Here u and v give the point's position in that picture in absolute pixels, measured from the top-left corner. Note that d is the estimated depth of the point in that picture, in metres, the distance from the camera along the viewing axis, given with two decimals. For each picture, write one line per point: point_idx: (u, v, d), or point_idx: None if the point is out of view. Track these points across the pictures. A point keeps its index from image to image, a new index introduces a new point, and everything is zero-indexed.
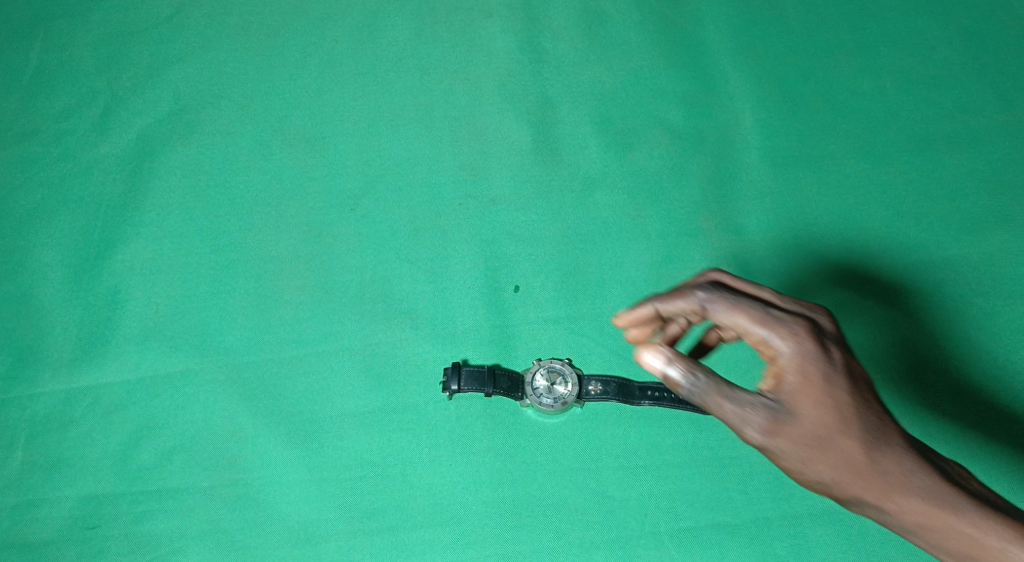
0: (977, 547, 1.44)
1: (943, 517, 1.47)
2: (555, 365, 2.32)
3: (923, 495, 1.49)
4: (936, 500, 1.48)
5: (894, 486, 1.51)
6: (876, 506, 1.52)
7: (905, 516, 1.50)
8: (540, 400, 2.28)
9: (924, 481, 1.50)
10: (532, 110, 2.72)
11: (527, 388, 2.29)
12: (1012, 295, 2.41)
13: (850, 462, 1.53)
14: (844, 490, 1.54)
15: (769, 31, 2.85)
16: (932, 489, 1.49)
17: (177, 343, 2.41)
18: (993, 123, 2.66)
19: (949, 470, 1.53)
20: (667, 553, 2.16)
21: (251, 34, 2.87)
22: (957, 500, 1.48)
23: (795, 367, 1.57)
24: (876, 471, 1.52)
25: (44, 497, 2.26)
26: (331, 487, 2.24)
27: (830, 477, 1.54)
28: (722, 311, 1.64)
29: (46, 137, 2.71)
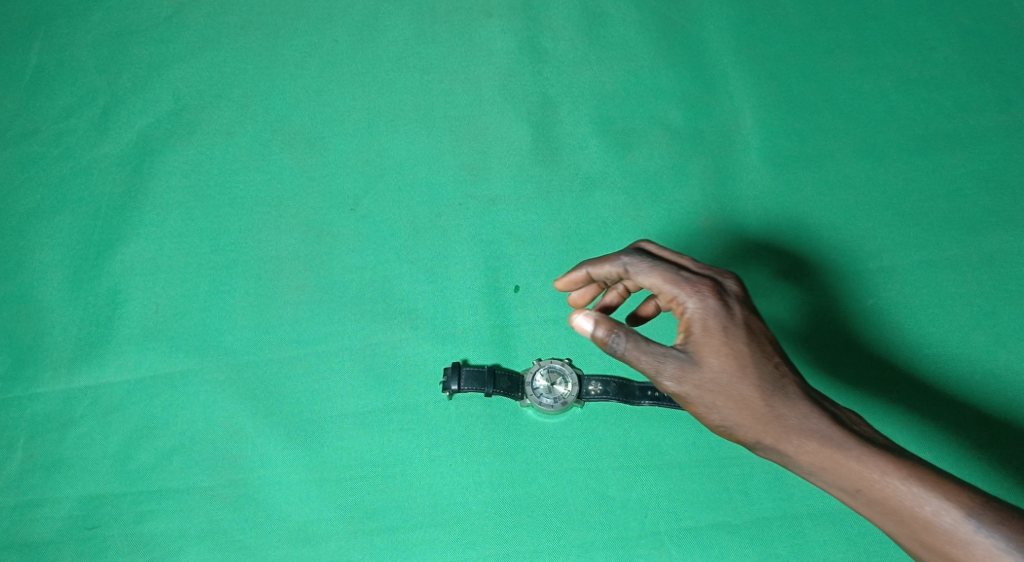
0: (855, 474, 1.60)
1: (828, 451, 1.64)
2: (554, 365, 2.32)
3: (810, 432, 1.67)
4: (823, 435, 1.66)
5: (786, 425, 1.68)
6: (771, 442, 1.69)
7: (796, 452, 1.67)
8: (540, 400, 2.28)
9: (812, 420, 1.68)
10: (532, 110, 2.72)
11: (527, 388, 2.29)
12: (1011, 295, 2.42)
13: (747, 403, 1.71)
14: (745, 431, 1.71)
15: (769, 31, 2.85)
16: (819, 426, 1.67)
17: (178, 343, 2.41)
18: (993, 123, 2.67)
19: (839, 415, 1.70)
20: (667, 553, 2.16)
21: (251, 35, 2.87)
22: (841, 436, 1.65)
23: (699, 320, 1.78)
24: (771, 411, 1.70)
25: (44, 497, 2.26)
26: (331, 488, 2.24)
27: (730, 418, 1.72)
28: (642, 272, 1.88)
29: (46, 137, 2.70)
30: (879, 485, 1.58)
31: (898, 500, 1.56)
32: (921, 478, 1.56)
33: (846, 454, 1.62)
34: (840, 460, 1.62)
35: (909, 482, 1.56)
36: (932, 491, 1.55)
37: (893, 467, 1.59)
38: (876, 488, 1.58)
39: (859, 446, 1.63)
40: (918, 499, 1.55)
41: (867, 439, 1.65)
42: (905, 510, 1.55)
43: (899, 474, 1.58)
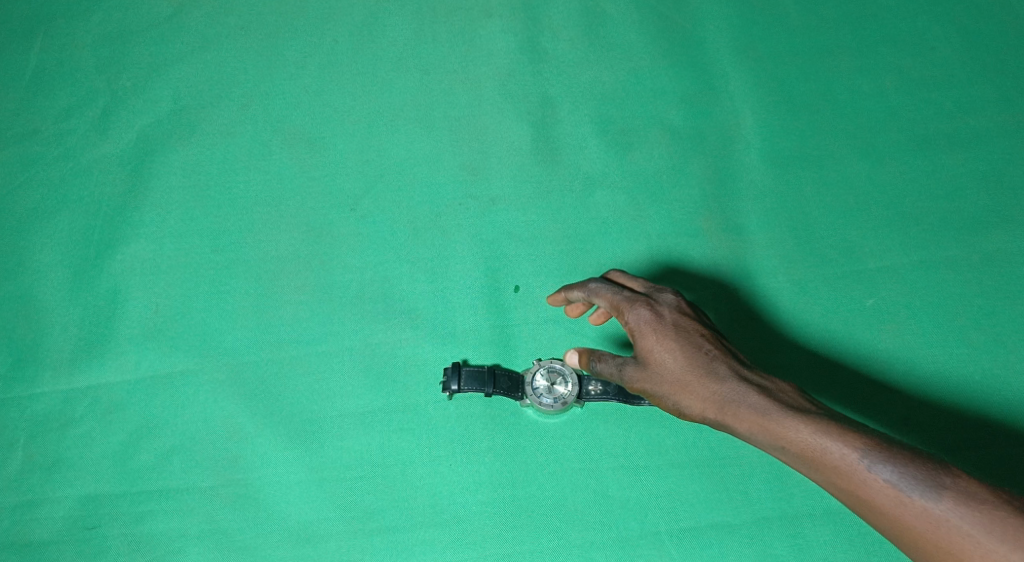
0: (778, 433, 1.67)
1: (755, 414, 1.71)
2: (554, 365, 2.32)
3: (737, 400, 1.74)
4: (748, 400, 1.73)
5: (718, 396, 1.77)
6: (706, 415, 1.78)
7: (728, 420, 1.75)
8: (540, 400, 2.27)
9: (738, 389, 1.76)
10: (532, 110, 2.72)
11: (527, 388, 2.28)
12: (1011, 295, 2.42)
13: (682, 382, 1.82)
14: (685, 409, 1.82)
15: (769, 31, 2.85)
16: (744, 393, 1.75)
17: (178, 343, 2.41)
18: (993, 123, 2.67)
19: (766, 384, 1.77)
20: (667, 553, 2.17)
21: (251, 35, 2.86)
22: (765, 399, 1.72)
23: (638, 326, 1.92)
24: (700, 386, 1.80)
25: (44, 497, 2.26)
26: (331, 488, 2.24)
27: (672, 399, 1.83)
28: (597, 297, 2.07)
29: (46, 137, 2.70)
30: (799, 439, 1.64)
31: (817, 451, 1.61)
32: (835, 427, 1.63)
33: (768, 415, 1.69)
34: (764, 421, 1.69)
35: (825, 433, 1.62)
36: (846, 437, 1.60)
37: (809, 420, 1.65)
38: (796, 444, 1.64)
39: (779, 406, 1.70)
40: (834, 446, 1.60)
41: (789, 400, 1.72)
42: (823, 459, 1.61)
43: (816, 426, 1.64)
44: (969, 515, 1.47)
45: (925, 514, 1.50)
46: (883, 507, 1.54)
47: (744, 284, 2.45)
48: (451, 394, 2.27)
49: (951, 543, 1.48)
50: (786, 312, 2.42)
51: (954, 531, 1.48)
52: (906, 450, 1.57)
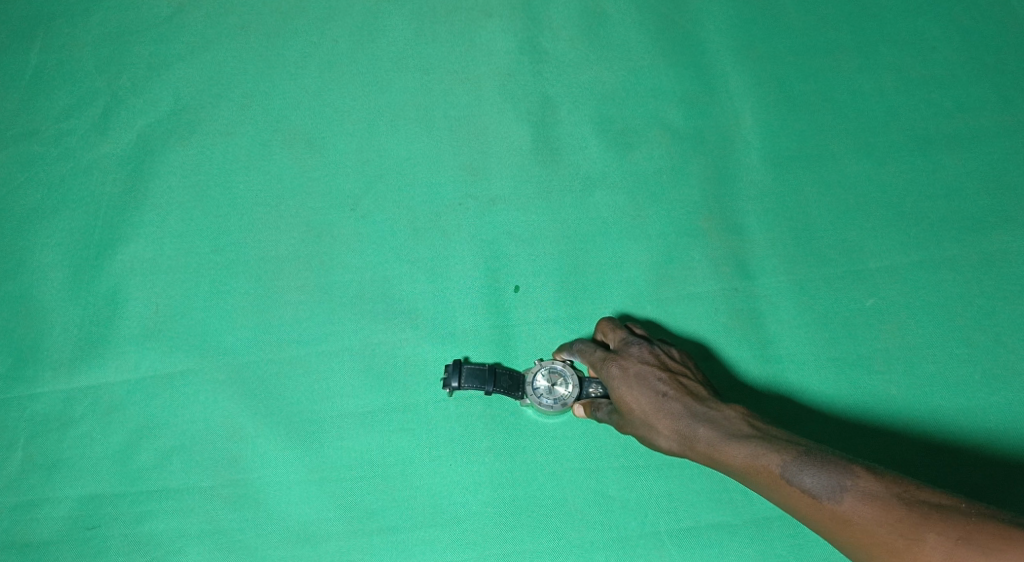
0: (721, 458, 1.82)
1: (698, 445, 1.86)
2: (553, 364, 2.28)
3: (681, 434, 1.89)
4: (690, 431, 1.88)
5: (667, 430, 1.92)
6: (670, 450, 1.94)
7: (685, 453, 1.91)
8: (540, 400, 2.25)
9: (681, 421, 1.90)
10: (532, 111, 2.71)
11: (527, 388, 2.26)
12: (1011, 295, 2.43)
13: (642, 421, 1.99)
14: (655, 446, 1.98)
15: (769, 31, 2.85)
16: (686, 425, 1.89)
17: (177, 342, 2.41)
18: (992, 123, 2.67)
19: (709, 413, 1.89)
20: (667, 552, 2.18)
21: (251, 34, 2.85)
22: (701, 427, 1.86)
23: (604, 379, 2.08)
24: (654, 422, 1.94)
25: (44, 497, 2.26)
26: (331, 488, 2.24)
27: (642, 440, 2.01)
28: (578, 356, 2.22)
29: (47, 137, 2.70)
30: (736, 463, 1.78)
31: (751, 471, 1.75)
32: (762, 447, 1.75)
33: (710, 443, 1.84)
34: (708, 449, 1.84)
35: (754, 455, 1.75)
36: (769, 457, 1.73)
37: (743, 442, 1.79)
38: (736, 466, 1.79)
39: (718, 433, 1.84)
40: (762, 465, 1.73)
41: (733, 427, 1.84)
42: (757, 477, 1.74)
43: (747, 447, 1.77)
44: (871, 513, 1.56)
45: (841, 521, 1.60)
46: (812, 517, 1.66)
47: (744, 284, 2.46)
48: (450, 391, 2.22)
49: (863, 544, 1.57)
50: (786, 312, 2.42)
51: (862, 532, 1.57)
52: (820, 458, 1.67)
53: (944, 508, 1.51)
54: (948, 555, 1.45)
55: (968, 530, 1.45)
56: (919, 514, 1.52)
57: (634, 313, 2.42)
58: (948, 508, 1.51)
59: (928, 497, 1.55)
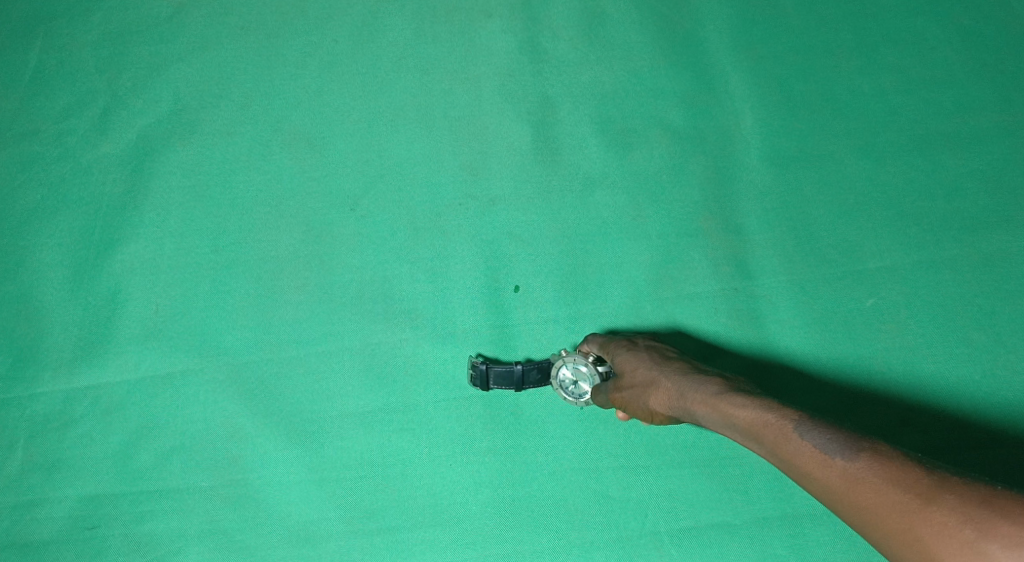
0: (725, 414, 1.73)
1: (702, 397, 1.81)
2: (576, 359, 2.22)
3: (687, 390, 1.86)
4: (696, 386, 1.84)
5: (672, 387, 1.90)
6: (669, 408, 1.91)
7: (685, 410, 1.86)
8: (568, 394, 2.26)
9: (689, 378, 1.89)
10: (532, 110, 2.65)
11: (554, 383, 2.26)
12: (1011, 295, 2.45)
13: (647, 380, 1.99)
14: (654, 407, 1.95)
15: (774, 29, 2.76)
16: (692, 381, 1.87)
17: (178, 342, 2.43)
18: (994, 122, 2.64)
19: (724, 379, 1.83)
20: (667, 552, 2.26)
21: (250, 34, 2.74)
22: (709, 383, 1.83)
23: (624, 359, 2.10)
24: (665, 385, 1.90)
25: (44, 498, 2.35)
26: (330, 488, 2.31)
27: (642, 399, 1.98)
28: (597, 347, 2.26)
29: (46, 137, 2.67)
30: (738, 419, 1.70)
31: (759, 426, 1.65)
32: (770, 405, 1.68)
33: (719, 399, 1.76)
34: (716, 405, 1.76)
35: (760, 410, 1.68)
36: (777, 411, 1.66)
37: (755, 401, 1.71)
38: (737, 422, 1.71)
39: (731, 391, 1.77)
40: (772, 419, 1.64)
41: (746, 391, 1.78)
42: (760, 433, 1.66)
43: (759, 404, 1.69)
44: (885, 472, 1.47)
45: (848, 478, 1.50)
46: (814, 475, 1.55)
47: (744, 284, 2.48)
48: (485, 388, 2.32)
49: (869, 503, 1.46)
50: (786, 312, 2.46)
51: (870, 489, 1.46)
52: (835, 421, 1.59)
53: (969, 478, 1.42)
54: (967, 516, 1.35)
55: (991, 495, 1.36)
56: (938, 478, 1.43)
57: (634, 314, 2.46)
58: (973, 479, 1.41)
59: (950, 469, 1.45)
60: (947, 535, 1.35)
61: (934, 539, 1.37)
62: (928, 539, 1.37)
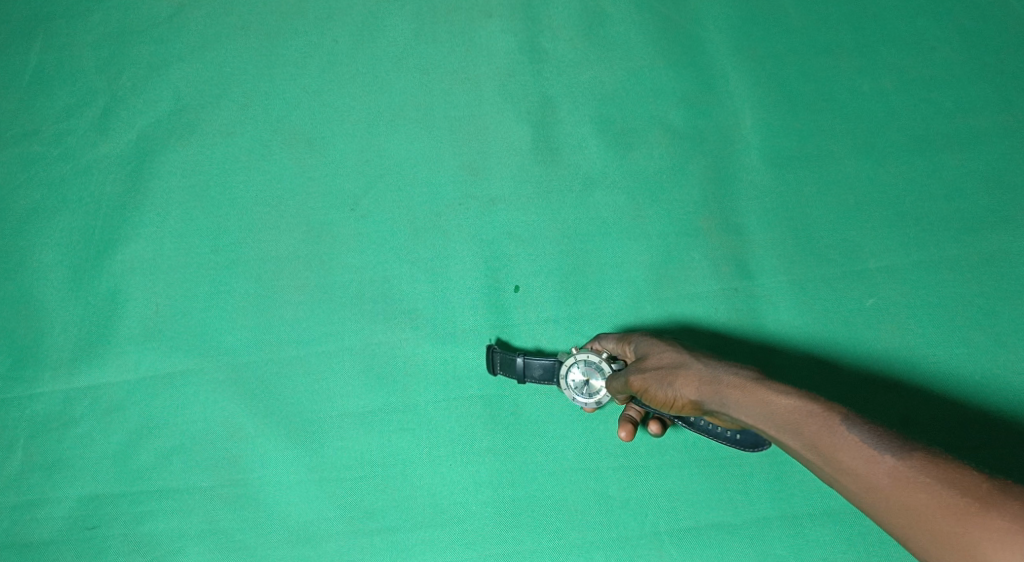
0: (764, 403, 1.73)
1: (738, 381, 1.80)
2: (590, 357, 2.20)
3: (722, 373, 1.85)
4: (732, 371, 1.84)
5: (702, 371, 1.89)
6: (693, 392, 1.88)
7: (714, 395, 1.84)
8: (575, 395, 2.23)
9: (722, 365, 1.88)
10: (532, 110, 2.65)
11: (562, 382, 2.23)
12: (1011, 295, 2.45)
13: (671, 364, 1.97)
14: (677, 390, 1.92)
15: (773, 29, 2.76)
16: (725, 368, 1.87)
17: (178, 343, 2.43)
18: (993, 123, 2.65)
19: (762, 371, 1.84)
20: (667, 552, 2.26)
21: (250, 35, 2.74)
22: (746, 370, 1.83)
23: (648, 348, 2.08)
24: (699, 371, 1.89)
25: (44, 498, 2.35)
26: (330, 488, 2.31)
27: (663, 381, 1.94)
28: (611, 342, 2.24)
29: (46, 136, 2.67)
30: (780, 405, 1.70)
31: (802, 416, 1.66)
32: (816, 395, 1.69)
33: (759, 387, 1.76)
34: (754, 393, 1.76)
35: (805, 398, 1.68)
36: (824, 402, 1.67)
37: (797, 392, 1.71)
38: (777, 408, 1.70)
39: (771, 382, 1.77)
40: (818, 410, 1.65)
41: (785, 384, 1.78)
42: (803, 421, 1.65)
43: (802, 394, 1.70)
44: (938, 472, 1.48)
45: (896, 474, 1.51)
46: (859, 467, 1.56)
47: (744, 284, 2.48)
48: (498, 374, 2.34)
49: (917, 501, 1.47)
50: (785, 312, 2.46)
51: (920, 487, 1.47)
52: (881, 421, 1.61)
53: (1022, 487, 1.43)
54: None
55: None
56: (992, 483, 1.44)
57: (634, 314, 2.46)
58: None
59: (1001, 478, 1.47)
60: (1003, 539, 1.36)
61: (986, 542, 1.38)
62: (979, 541, 1.38)
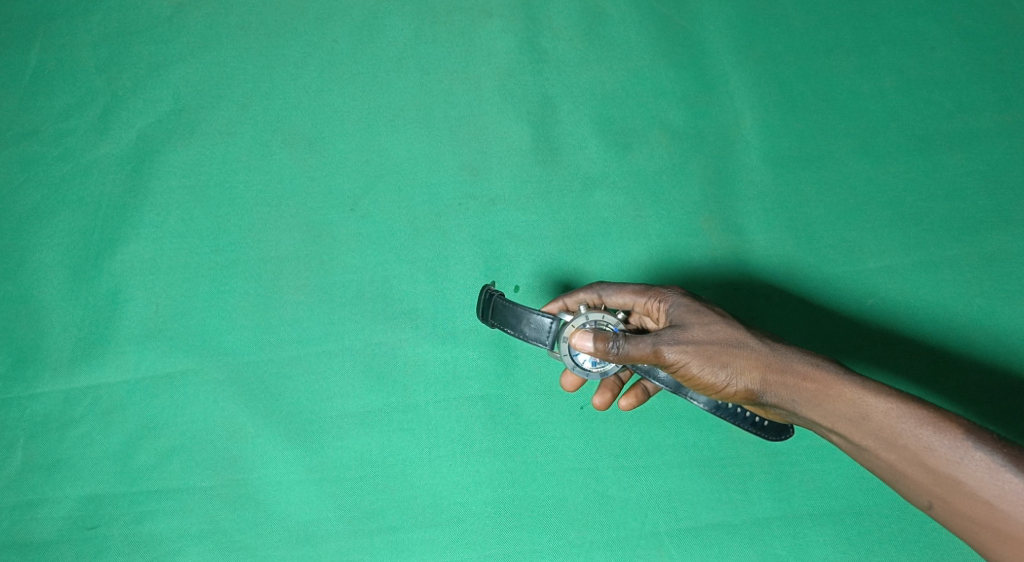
0: (857, 408, 1.68)
1: (816, 374, 1.75)
2: (605, 318, 2.09)
3: (796, 366, 1.78)
4: (808, 363, 1.77)
5: (768, 358, 1.81)
6: (755, 380, 1.82)
7: (781, 387, 1.79)
8: (587, 372, 2.13)
9: (789, 352, 1.81)
10: (533, 110, 2.65)
11: (570, 361, 2.09)
12: (1011, 295, 2.45)
13: (724, 340, 1.86)
14: (731, 375, 1.83)
15: (773, 30, 2.76)
16: (796, 357, 1.80)
17: (178, 343, 2.44)
18: (993, 123, 2.64)
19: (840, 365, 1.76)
20: (667, 553, 2.26)
21: (250, 34, 2.74)
22: (822, 361, 1.78)
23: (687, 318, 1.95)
24: (768, 360, 1.81)
25: (43, 497, 2.35)
26: (331, 488, 2.32)
27: (715, 362, 1.84)
28: (612, 295, 2.21)
29: (46, 136, 2.66)
30: (875, 408, 1.67)
31: (901, 429, 1.63)
32: (914, 399, 1.66)
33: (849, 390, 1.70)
34: (843, 395, 1.70)
35: (904, 402, 1.65)
36: (922, 409, 1.63)
37: (891, 398, 1.66)
38: (869, 412, 1.67)
39: (858, 383, 1.70)
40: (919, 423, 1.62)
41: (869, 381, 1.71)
42: (904, 433, 1.63)
43: (898, 403, 1.65)
44: None
45: (1016, 501, 1.51)
46: (967, 487, 1.56)
47: (744, 284, 2.48)
48: (487, 320, 2.26)
49: None
50: (786, 312, 2.46)
51: None
52: (980, 433, 1.58)
53: None
54: None
55: None
56: None
57: None
58: None
59: None
60: None
61: None
62: None
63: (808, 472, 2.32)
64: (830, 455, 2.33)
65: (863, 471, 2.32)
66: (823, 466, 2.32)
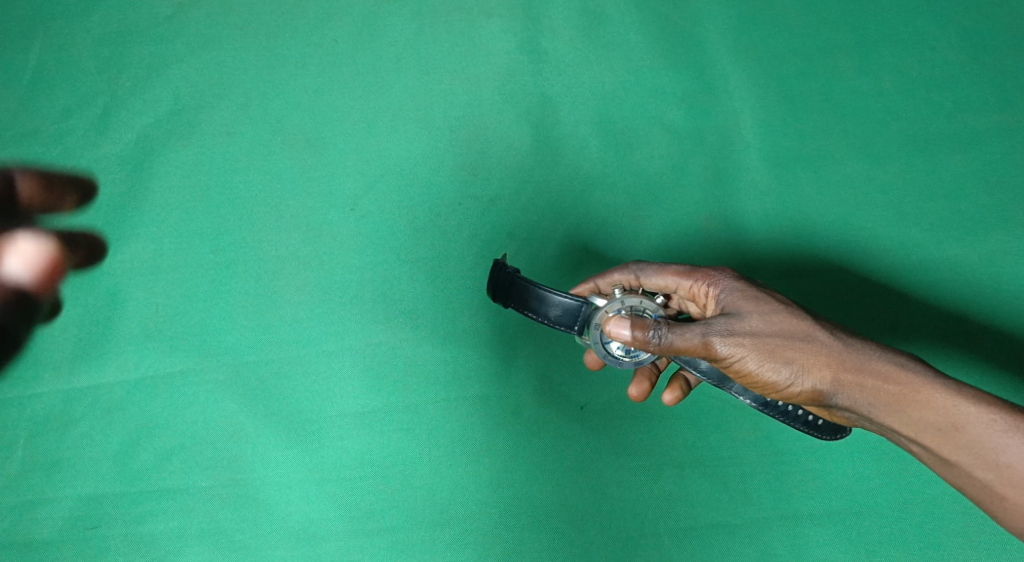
0: (948, 415, 1.75)
1: (900, 377, 1.80)
2: (642, 304, 2.10)
3: (878, 367, 1.82)
4: (892, 366, 1.82)
5: (844, 357, 1.84)
6: (827, 380, 1.84)
7: (855, 387, 1.83)
8: (619, 360, 2.14)
9: (868, 351, 1.85)
10: (532, 110, 2.65)
11: (601, 351, 2.12)
12: (1011, 295, 2.44)
13: (789, 334, 1.88)
14: (797, 372, 1.86)
15: (772, 31, 2.78)
16: (874, 356, 1.84)
17: (178, 343, 2.44)
18: (993, 122, 2.64)
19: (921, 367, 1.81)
20: (667, 553, 2.25)
21: (251, 35, 2.75)
22: (905, 363, 1.82)
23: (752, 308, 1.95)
24: (846, 358, 1.84)
25: (45, 497, 2.34)
26: (331, 488, 2.31)
27: (780, 358, 1.86)
28: (651, 277, 2.24)
29: (45, 136, 2.66)
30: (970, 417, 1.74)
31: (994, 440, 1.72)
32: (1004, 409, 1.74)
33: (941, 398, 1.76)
34: (934, 401, 1.76)
35: (999, 411, 1.73)
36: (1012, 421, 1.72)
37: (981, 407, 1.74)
38: (960, 419, 1.74)
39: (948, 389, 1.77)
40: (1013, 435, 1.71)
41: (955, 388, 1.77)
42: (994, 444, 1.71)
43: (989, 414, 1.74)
44: None
45: None
46: None
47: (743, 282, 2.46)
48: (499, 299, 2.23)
49: None
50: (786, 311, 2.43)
51: None
52: None
53: None
54: None
55: None
56: None
57: None
58: None
59: None
60: None
61: None
62: None
63: (809, 472, 2.32)
64: (829, 455, 2.34)
65: (862, 472, 2.33)
66: (822, 466, 2.33)
